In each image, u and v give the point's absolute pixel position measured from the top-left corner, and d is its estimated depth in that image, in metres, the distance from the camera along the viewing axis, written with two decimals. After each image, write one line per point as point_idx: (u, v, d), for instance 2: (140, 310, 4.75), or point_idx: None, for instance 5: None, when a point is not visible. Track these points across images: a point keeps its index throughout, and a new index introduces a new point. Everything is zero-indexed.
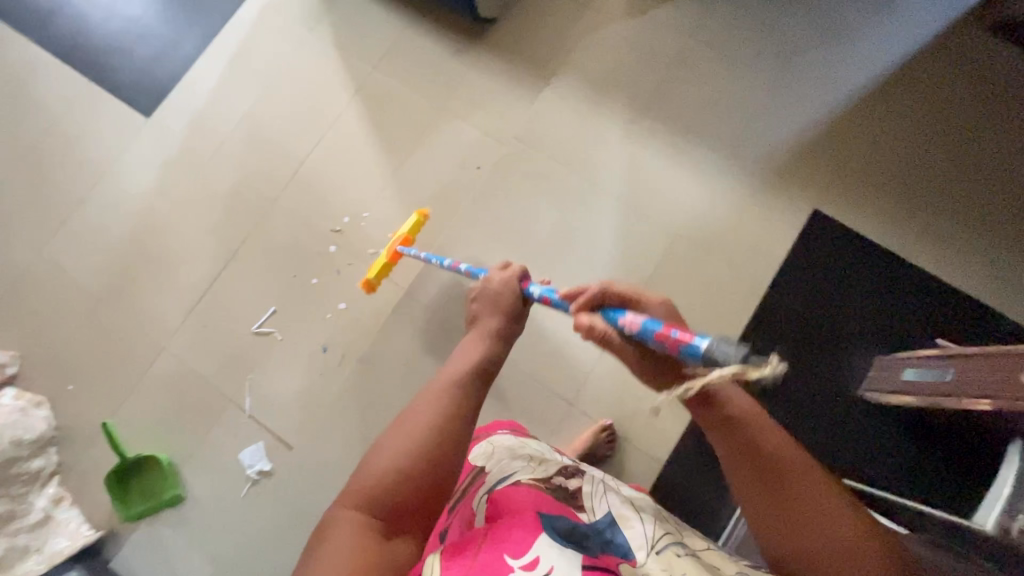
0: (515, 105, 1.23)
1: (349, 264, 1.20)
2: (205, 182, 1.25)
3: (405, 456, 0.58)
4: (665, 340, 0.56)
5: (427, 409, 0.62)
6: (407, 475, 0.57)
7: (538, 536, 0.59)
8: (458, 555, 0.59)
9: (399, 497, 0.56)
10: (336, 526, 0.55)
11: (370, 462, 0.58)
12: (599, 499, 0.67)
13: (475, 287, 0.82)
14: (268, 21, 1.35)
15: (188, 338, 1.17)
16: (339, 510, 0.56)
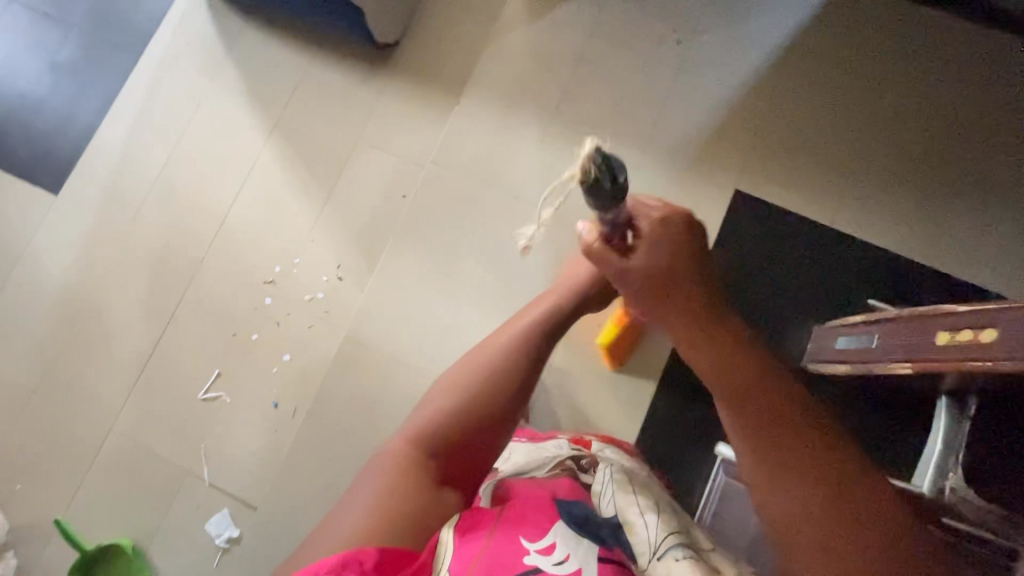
0: (427, 126, 1.20)
1: (287, 314, 1.16)
2: (128, 252, 1.21)
3: (457, 400, 0.67)
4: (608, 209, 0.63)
5: (485, 360, 0.71)
6: (454, 417, 0.67)
7: (554, 523, 0.62)
8: (474, 531, 0.60)
9: (442, 441, 0.65)
10: (388, 449, 0.65)
11: (428, 400, 0.70)
12: (607, 495, 0.68)
13: None
14: (162, 73, 1.29)
15: (132, 416, 1.15)
16: (393, 438, 0.67)
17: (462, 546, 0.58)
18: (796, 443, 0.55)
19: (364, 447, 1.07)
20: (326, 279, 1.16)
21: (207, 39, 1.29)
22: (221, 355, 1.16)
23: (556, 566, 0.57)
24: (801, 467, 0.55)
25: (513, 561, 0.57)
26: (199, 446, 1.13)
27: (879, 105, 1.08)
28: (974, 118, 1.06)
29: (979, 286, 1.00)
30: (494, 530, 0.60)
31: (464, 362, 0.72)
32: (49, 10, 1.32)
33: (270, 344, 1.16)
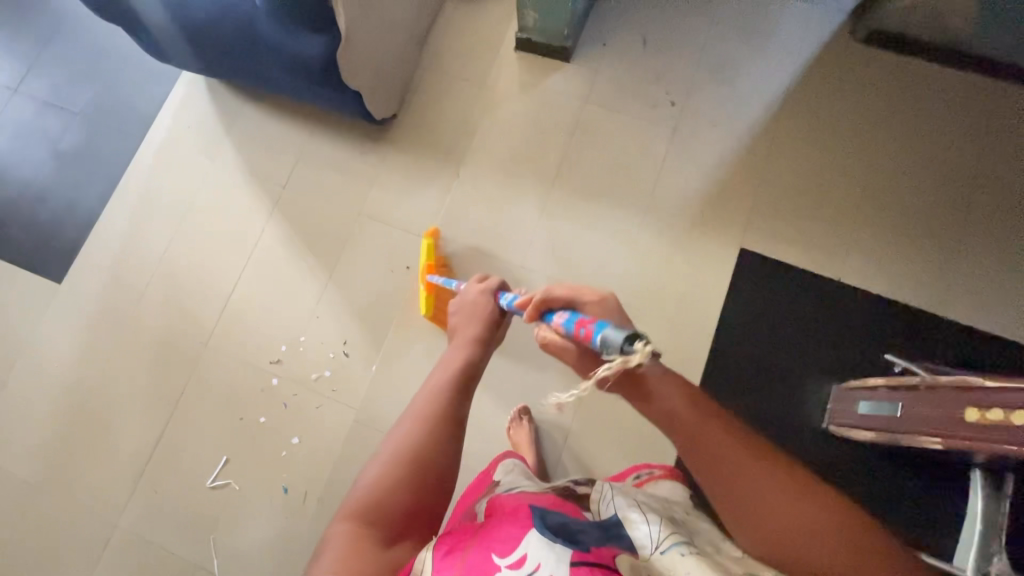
0: (428, 196, 1.20)
1: (295, 394, 1.14)
2: (133, 338, 1.20)
3: (403, 461, 0.62)
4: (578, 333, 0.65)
5: (418, 414, 0.66)
6: (400, 483, 0.61)
7: (527, 532, 0.59)
8: (449, 550, 0.58)
9: (393, 508, 0.59)
10: (334, 533, 0.57)
11: (367, 470, 0.62)
12: (607, 501, 0.70)
13: (455, 301, 0.89)
14: (163, 156, 1.30)
15: (139, 508, 1.12)
16: (335, 523, 0.58)
17: (436, 567, 0.57)
18: (770, 503, 0.57)
19: None
20: (333, 355, 1.15)
21: (206, 120, 1.31)
22: (228, 439, 1.14)
23: None
24: (781, 532, 0.56)
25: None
26: (208, 537, 1.10)
27: (877, 152, 1.09)
28: (970, 161, 1.07)
29: (994, 330, 0.99)
30: (469, 548, 0.59)
31: (397, 428, 0.66)
32: (51, 100, 1.35)
33: (278, 426, 1.13)
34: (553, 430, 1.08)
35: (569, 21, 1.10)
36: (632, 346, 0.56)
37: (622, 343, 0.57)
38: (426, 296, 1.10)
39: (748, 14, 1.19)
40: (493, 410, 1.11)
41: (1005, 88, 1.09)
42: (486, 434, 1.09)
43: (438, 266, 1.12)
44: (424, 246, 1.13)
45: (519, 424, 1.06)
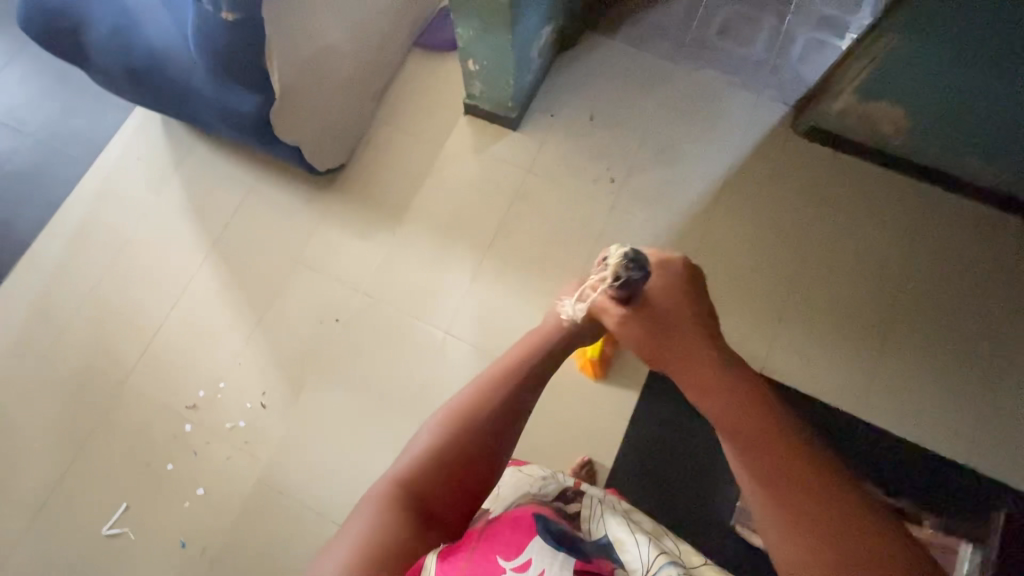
0: (366, 251, 1.20)
1: (208, 443, 1.11)
2: (51, 370, 1.17)
3: (455, 436, 0.60)
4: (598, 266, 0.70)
5: (475, 391, 0.63)
6: (446, 457, 0.59)
7: (531, 539, 0.58)
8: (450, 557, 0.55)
9: (433, 484, 0.58)
10: (376, 496, 0.57)
11: (420, 441, 0.61)
12: (598, 524, 0.70)
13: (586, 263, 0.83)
14: (109, 186, 1.29)
15: (28, 552, 1.07)
16: (378, 485, 0.58)
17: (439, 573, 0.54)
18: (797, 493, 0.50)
19: None
20: (250, 406, 1.13)
21: (157, 153, 1.30)
22: (131, 484, 1.10)
23: None
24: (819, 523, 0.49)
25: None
26: None
27: (810, 247, 1.11)
28: (898, 266, 1.09)
29: (909, 440, 0.99)
30: (471, 550, 0.57)
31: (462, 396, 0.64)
32: (4, 120, 1.34)
33: (185, 476, 1.10)
34: None
35: (513, 93, 1.12)
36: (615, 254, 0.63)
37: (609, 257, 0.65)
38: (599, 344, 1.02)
39: (697, 99, 1.21)
40: None
41: (936, 197, 1.12)
42: None
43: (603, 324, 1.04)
44: None
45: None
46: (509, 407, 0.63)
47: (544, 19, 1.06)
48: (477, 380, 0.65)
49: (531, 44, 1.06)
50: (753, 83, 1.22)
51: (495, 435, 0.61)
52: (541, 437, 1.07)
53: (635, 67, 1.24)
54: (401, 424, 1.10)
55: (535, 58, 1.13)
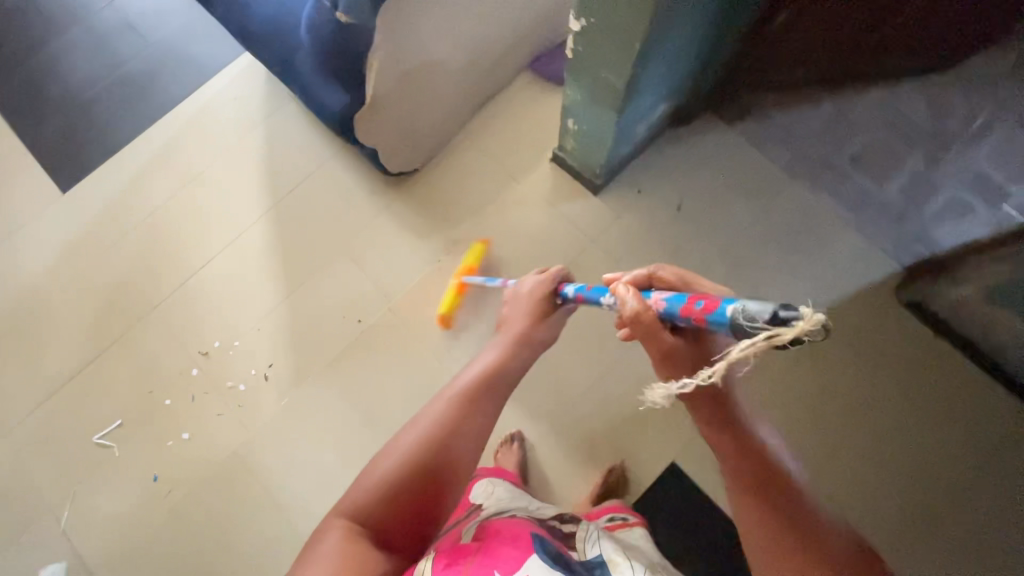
0: (408, 265, 1.19)
1: (205, 393, 1.15)
2: (99, 272, 1.24)
3: (414, 467, 0.61)
4: (690, 314, 0.52)
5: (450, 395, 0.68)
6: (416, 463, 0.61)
7: (528, 557, 0.61)
8: (450, 565, 0.60)
9: (397, 511, 0.60)
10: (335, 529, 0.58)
11: (375, 473, 0.62)
12: (592, 544, 0.70)
13: (511, 293, 0.90)
14: (203, 118, 1.33)
15: (29, 431, 1.15)
16: (333, 518, 0.59)
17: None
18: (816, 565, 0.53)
19: (214, 558, 1.06)
20: (254, 373, 1.15)
21: (253, 99, 1.33)
22: (130, 406, 1.16)
23: None
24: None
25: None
26: (73, 487, 1.12)
27: (863, 430, 0.99)
28: (952, 485, 0.96)
29: None
30: (471, 561, 0.61)
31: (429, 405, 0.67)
32: (135, 24, 1.40)
33: (177, 417, 1.14)
34: None
35: (604, 161, 1.04)
36: (791, 312, 0.42)
37: (773, 313, 0.43)
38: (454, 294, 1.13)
39: (799, 225, 1.10)
40: None
41: None
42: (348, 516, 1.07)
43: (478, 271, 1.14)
44: (471, 250, 1.16)
45: (507, 449, 1.05)
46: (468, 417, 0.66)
47: (662, 99, 0.98)
48: (436, 410, 0.66)
49: (640, 119, 0.98)
50: (868, 226, 1.09)
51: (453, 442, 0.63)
52: None
53: (744, 168, 1.13)
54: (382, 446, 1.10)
55: (641, 131, 1.04)
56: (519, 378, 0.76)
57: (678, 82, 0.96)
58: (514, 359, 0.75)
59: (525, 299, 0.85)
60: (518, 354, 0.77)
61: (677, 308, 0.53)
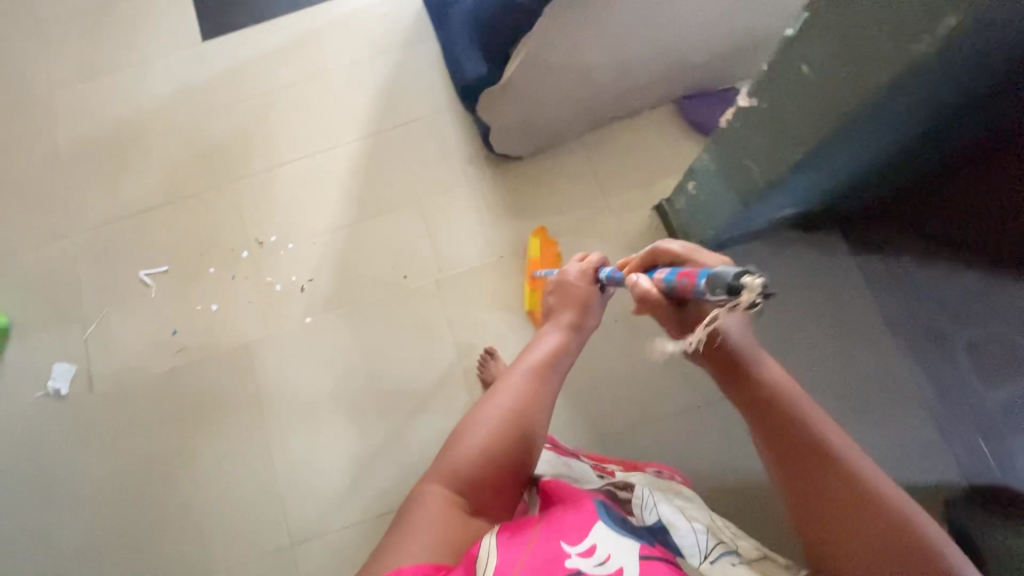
0: (472, 247, 1.19)
1: (245, 278, 1.19)
2: (203, 127, 1.29)
3: (489, 440, 0.75)
4: (680, 282, 0.66)
5: (515, 391, 0.80)
6: (491, 452, 0.75)
7: (593, 524, 0.66)
8: (513, 537, 0.65)
9: (479, 476, 0.74)
10: (431, 492, 0.73)
11: (458, 447, 0.76)
12: (649, 507, 0.72)
13: (555, 281, 0.96)
14: (348, 23, 1.33)
15: (93, 241, 1.24)
16: (426, 484, 0.75)
17: (503, 552, 0.62)
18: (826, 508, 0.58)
19: (190, 425, 1.11)
20: (293, 280, 1.19)
21: (400, 25, 1.32)
22: (181, 256, 1.22)
23: (598, 565, 0.61)
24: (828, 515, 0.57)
25: (555, 557, 0.62)
26: (107, 306, 1.21)
27: None
28: None
29: None
30: (534, 535, 0.65)
31: (495, 400, 0.79)
32: None
33: (214, 286, 1.19)
34: (357, 505, 1.06)
35: (708, 237, 0.97)
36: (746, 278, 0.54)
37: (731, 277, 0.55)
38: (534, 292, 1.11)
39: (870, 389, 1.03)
40: (341, 434, 1.10)
41: None
42: (316, 447, 1.09)
43: (544, 266, 1.13)
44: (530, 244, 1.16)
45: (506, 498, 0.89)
46: (530, 408, 0.79)
47: (796, 204, 0.89)
48: (505, 393, 0.79)
49: (764, 215, 0.89)
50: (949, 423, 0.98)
51: (519, 432, 0.76)
52: None
53: (841, 309, 1.07)
54: (374, 401, 1.11)
55: (760, 223, 0.96)
56: (570, 368, 0.89)
57: (823, 191, 0.85)
58: (566, 353, 0.87)
59: (568, 282, 0.93)
60: (568, 348, 0.88)
61: (672, 281, 0.67)
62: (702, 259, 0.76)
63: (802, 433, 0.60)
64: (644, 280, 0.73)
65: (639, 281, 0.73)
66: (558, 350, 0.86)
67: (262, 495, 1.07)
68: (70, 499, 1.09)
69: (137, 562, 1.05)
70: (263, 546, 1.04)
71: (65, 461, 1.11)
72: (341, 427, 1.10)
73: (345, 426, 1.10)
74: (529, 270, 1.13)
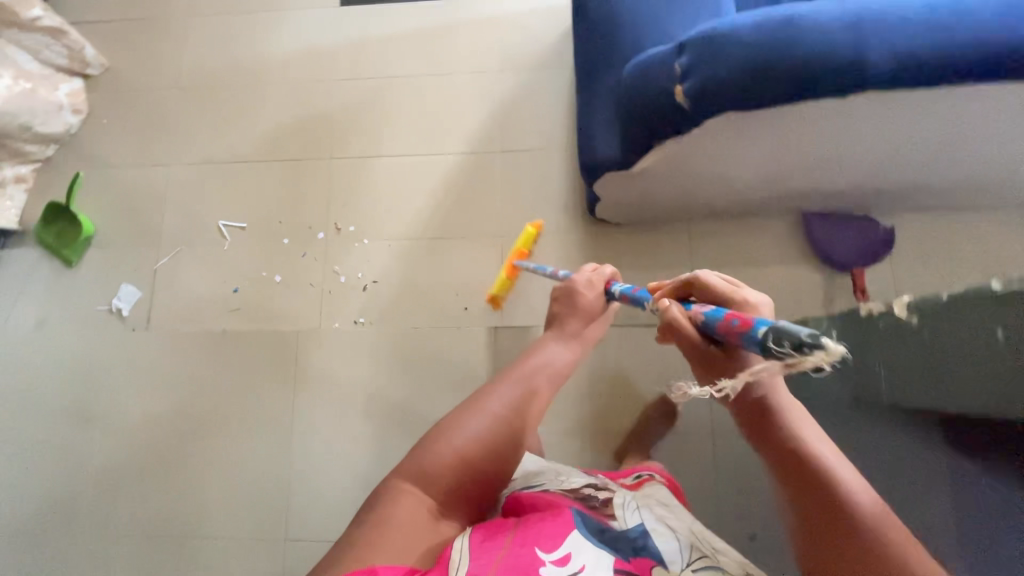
0: (541, 301, 1.14)
1: (314, 260, 1.19)
2: (316, 94, 1.28)
3: (472, 441, 0.67)
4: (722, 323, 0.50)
5: (507, 391, 0.72)
6: (473, 452, 0.67)
7: (570, 532, 0.59)
8: (486, 542, 0.58)
9: (456, 480, 0.66)
10: (402, 491, 0.64)
11: (436, 446, 0.67)
12: (631, 514, 0.67)
13: (560, 288, 0.90)
14: (487, 27, 1.27)
15: (187, 176, 1.27)
16: (394, 481, 0.65)
17: (473, 560, 0.56)
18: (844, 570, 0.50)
19: (226, 386, 1.14)
20: (358, 276, 1.18)
21: (538, 44, 1.25)
22: (260, 217, 1.23)
23: None
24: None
25: (527, 565, 0.55)
26: (182, 244, 1.23)
27: None
28: None
29: None
30: (506, 542, 0.58)
31: (484, 399, 0.70)
32: None
33: (283, 258, 1.20)
34: None
35: None
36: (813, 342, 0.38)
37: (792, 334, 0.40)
38: (505, 279, 1.11)
39: None
40: (359, 445, 1.10)
41: None
42: (332, 449, 1.10)
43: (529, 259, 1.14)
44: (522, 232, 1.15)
45: None
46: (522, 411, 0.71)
47: None
48: (496, 396, 0.71)
49: None
50: None
51: (507, 435, 0.69)
52: None
53: None
54: (399, 423, 1.10)
55: None
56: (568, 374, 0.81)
57: None
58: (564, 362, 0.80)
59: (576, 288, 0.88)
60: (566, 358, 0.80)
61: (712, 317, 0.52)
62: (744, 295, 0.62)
63: (819, 479, 0.53)
64: (678, 307, 0.58)
65: (674, 307, 0.58)
66: (560, 361, 0.79)
67: (271, 476, 1.09)
68: (98, 420, 1.14)
69: (142, 502, 1.09)
70: (258, 526, 1.06)
71: (104, 382, 1.16)
72: (360, 438, 1.10)
73: (364, 438, 1.10)
74: (511, 256, 1.13)
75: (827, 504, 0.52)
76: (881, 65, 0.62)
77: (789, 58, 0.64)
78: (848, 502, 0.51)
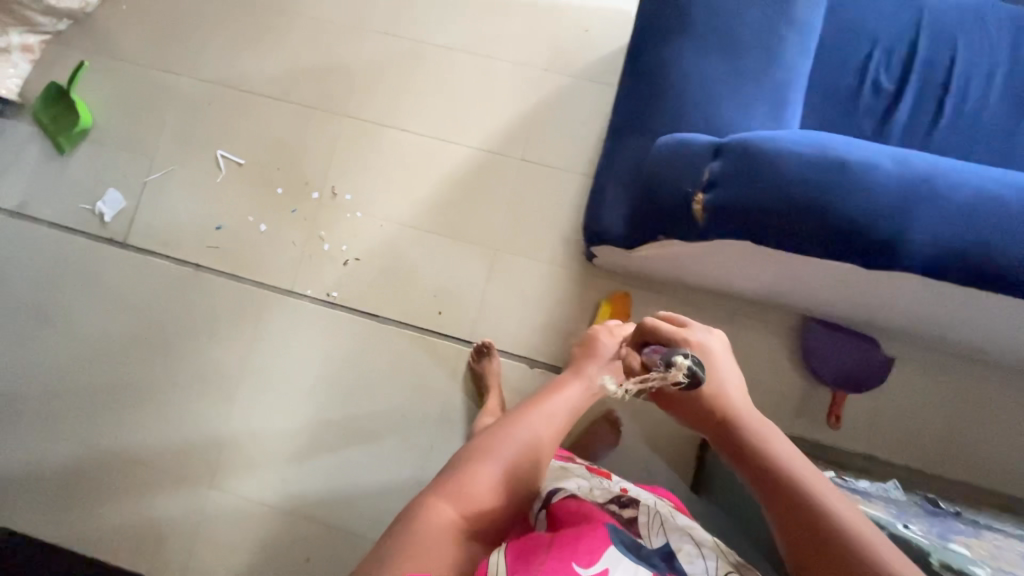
0: (516, 326, 1.10)
1: (302, 219, 1.15)
2: (346, 38, 1.18)
3: (511, 461, 0.61)
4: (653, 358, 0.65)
5: (541, 413, 0.67)
6: (509, 471, 0.60)
7: (606, 547, 0.52)
8: (522, 552, 0.51)
9: (502, 498, 0.59)
10: (448, 507, 0.54)
11: (485, 460, 0.60)
12: (657, 532, 0.59)
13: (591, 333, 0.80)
14: (543, 14, 1.15)
15: (195, 91, 1.20)
16: (431, 496, 0.55)
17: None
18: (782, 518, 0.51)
19: (188, 320, 1.13)
20: (342, 249, 1.14)
21: (592, 51, 1.13)
22: (259, 159, 1.17)
23: None
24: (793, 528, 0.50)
25: None
26: (177, 163, 1.19)
27: None
28: None
29: None
30: (546, 554, 0.51)
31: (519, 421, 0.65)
32: None
33: (273, 207, 1.15)
34: (275, 484, 1.07)
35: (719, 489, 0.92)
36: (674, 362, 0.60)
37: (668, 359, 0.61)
38: None
39: None
40: (300, 414, 1.10)
41: None
42: (274, 412, 1.10)
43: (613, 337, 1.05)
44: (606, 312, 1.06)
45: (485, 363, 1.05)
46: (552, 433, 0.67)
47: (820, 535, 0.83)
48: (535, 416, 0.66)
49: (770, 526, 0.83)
50: None
51: (541, 457, 0.64)
52: (347, 551, 1.05)
53: None
54: (343, 404, 1.09)
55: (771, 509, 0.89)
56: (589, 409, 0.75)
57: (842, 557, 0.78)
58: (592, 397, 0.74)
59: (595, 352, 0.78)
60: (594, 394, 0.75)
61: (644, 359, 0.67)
62: (692, 336, 0.64)
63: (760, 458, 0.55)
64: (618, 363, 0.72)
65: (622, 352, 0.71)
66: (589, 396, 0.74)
67: (211, 420, 1.10)
68: (64, 318, 1.15)
69: (88, 410, 1.12)
70: (188, 463, 1.09)
71: (75, 284, 1.16)
72: (303, 409, 1.10)
73: (307, 410, 1.10)
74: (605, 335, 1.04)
75: (762, 473, 0.54)
76: (913, 250, 0.55)
77: (824, 208, 0.56)
78: (783, 469, 0.53)
